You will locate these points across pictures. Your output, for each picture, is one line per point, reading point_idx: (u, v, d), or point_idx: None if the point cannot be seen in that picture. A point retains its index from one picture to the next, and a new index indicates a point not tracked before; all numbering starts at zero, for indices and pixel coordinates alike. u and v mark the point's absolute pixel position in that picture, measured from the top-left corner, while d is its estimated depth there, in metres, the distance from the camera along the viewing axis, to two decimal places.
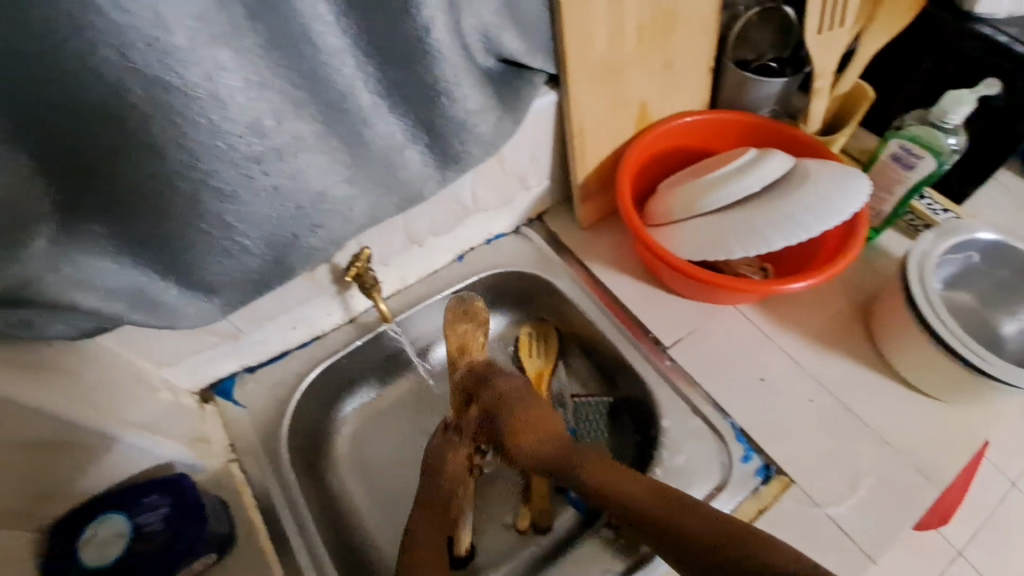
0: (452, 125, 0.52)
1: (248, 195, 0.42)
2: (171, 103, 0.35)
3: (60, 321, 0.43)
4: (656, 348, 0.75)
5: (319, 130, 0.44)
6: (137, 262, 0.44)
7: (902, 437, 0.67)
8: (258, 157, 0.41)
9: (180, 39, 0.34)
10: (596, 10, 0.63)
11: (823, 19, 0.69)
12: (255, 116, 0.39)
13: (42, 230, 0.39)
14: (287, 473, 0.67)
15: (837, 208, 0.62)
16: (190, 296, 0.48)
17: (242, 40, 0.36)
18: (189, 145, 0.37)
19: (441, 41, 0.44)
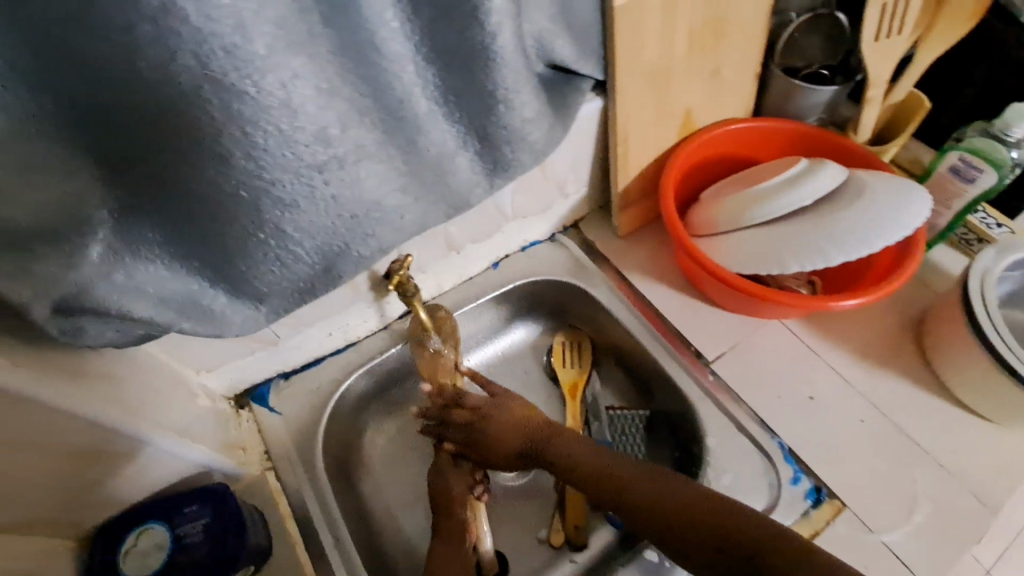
0: (508, 135, 0.51)
1: (308, 204, 0.42)
2: (244, 112, 0.35)
3: (110, 328, 0.42)
4: (698, 362, 0.73)
5: (379, 138, 0.43)
6: (189, 269, 0.44)
7: (958, 462, 0.64)
8: (321, 165, 0.41)
9: (259, 47, 0.33)
10: (649, 16, 0.60)
11: (881, 27, 0.67)
12: (323, 124, 0.39)
13: (98, 235, 0.38)
14: (322, 483, 0.65)
15: (898, 224, 0.60)
16: (237, 304, 0.48)
17: (316, 46, 0.37)
18: (257, 155, 0.38)
19: (506, 48, 0.43)
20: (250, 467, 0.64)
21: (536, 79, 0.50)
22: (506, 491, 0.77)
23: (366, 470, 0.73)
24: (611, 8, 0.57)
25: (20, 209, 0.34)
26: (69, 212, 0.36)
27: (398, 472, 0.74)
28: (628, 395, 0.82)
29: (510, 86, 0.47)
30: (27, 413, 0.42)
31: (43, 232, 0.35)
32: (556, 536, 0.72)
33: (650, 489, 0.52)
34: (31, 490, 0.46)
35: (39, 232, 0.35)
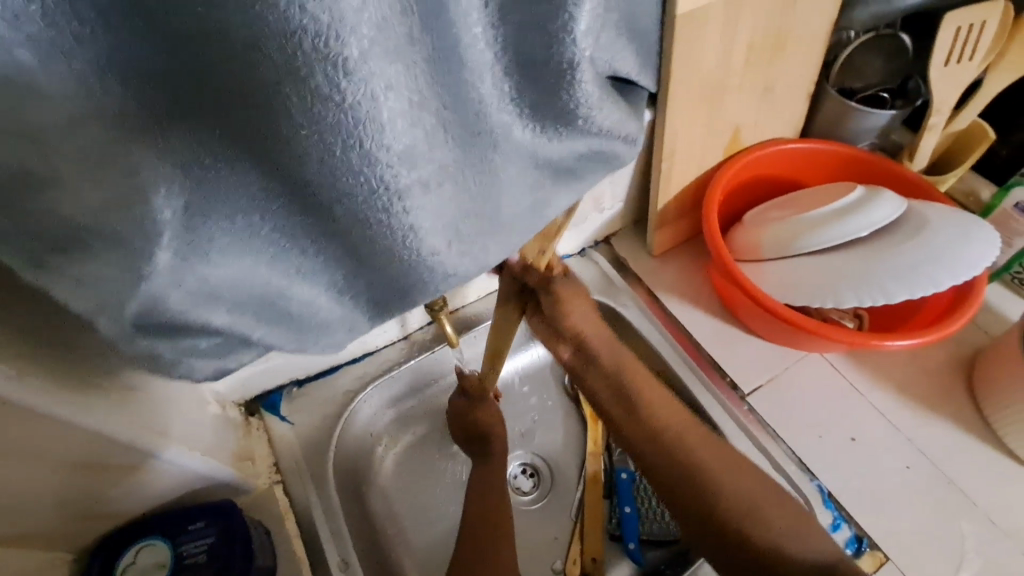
0: (591, 140, 0.46)
1: (381, 231, 0.36)
2: (326, 122, 0.29)
3: (178, 345, 0.37)
4: (733, 393, 0.69)
5: (460, 160, 0.38)
6: (272, 267, 0.37)
7: (1011, 519, 0.60)
8: (403, 190, 0.35)
9: (354, 50, 0.27)
10: (712, 26, 0.57)
11: (953, 51, 0.63)
12: (410, 143, 0.33)
13: (164, 243, 0.30)
14: (332, 500, 0.61)
15: (965, 261, 0.56)
16: (325, 297, 0.42)
17: (410, 52, 0.31)
18: (330, 168, 0.32)
19: (588, 58, 0.39)
20: (258, 480, 0.61)
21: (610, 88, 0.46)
22: (520, 516, 0.74)
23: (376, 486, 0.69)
24: (672, 15, 0.54)
25: (79, 206, 0.28)
26: (130, 210, 0.29)
27: (412, 487, 0.70)
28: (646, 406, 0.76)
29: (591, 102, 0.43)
30: (30, 422, 0.38)
31: (107, 233, 0.29)
32: (572, 568, 0.68)
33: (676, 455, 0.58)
34: (32, 501, 0.42)
35: (99, 233, 0.29)
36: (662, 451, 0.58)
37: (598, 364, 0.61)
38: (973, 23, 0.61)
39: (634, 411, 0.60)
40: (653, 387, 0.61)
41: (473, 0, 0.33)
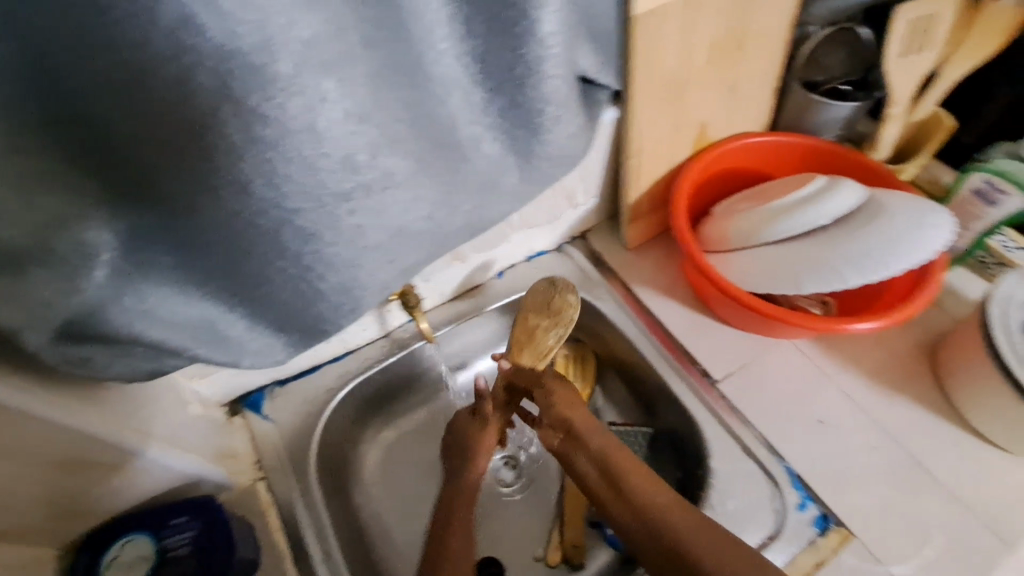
0: (561, 148, 0.47)
1: (332, 237, 0.38)
2: (266, 136, 0.32)
3: (120, 359, 0.41)
4: (705, 381, 0.71)
5: (411, 166, 0.39)
6: (204, 293, 0.41)
7: (976, 494, 0.61)
8: (347, 194, 0.37)
9: (285, 65, 0.30)
10: (670, 26, 0.59)
11: (905, 43, 0.64)
12: (351, 150, 0.35)
13: (101, 260, 0.35)
14: (315, 492, 0.62)
15: (918, 245, 0.58)
16: (258, 332, 0.45)
17: (350, 67, 0.33)
18: (276, 182, 0.34)
19: (553, 60, 0.39)
20: (241, 477, 0.62)
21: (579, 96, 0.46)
22: (501, 508, 0.75)
23: (358, 486, 0.71)
24: (631, 17, 0.55)
25: (21, 228, 0.32)
26: (67, 232, 0.33)
27: (394, 486, 0.72)
28: (627, 399, 0.81)
29: (559, 104, 0.43)
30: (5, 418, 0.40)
31: (41, 253, 0.33)
32: (553, 555, 0.70)
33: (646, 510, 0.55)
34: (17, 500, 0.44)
35: (35, 253, 0.33)
36: (651, 532, 0.54)
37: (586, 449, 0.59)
38: (922, 16, 0.63)
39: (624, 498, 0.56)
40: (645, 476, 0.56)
41: (431, 19, 0.34)
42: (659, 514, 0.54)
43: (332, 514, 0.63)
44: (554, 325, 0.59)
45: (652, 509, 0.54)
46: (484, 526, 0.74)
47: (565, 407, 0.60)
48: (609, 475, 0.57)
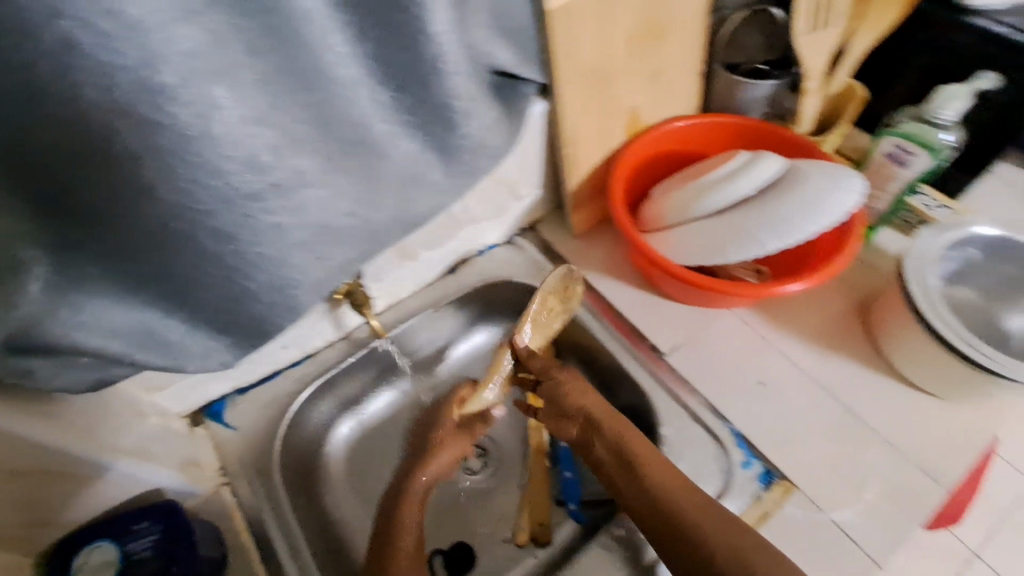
0: (478, 141, 0.49)
1: (254, 237, 0.40)
2: (165, 145, 0.33)
3: (64, 370, 0.42)
4: (653, 355, 0.74)
5: (320, 162, 0.40)
6: (139, 300, 0.42)
7: (907, 439, 0.65)
8: (259, 194, 0.38)
9: (169, 76, 0.31)
10: (584, 18, 0.61)
11: (810, 19, 0.68)
12: (254, 151, 0.36)
13: (33, 276, 0.37)
14: (279, 492, 0.64)
15: (831, 206, 0.62)
16: (199, 334, 0.47)
17: (238, 73, 0.34)
18: (184, 187, 0.35)
19: (449, 53, 0.41)
20: (204, 483, 0.64)
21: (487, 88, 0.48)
22: (469, 495, 0.77)
23: (326, 485, 0.73)
24: (545, 11, 0.58)
25: None
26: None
27: (362, 483, 0.74)
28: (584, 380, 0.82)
29: (467, 98, 0.45)
30: None
31: None
32: (521, 535, 0.72)
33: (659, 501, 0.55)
34: None
35: None
36: (658, 514, 0.55)
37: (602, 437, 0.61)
38: None
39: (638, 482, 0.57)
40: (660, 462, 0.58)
41: (326, 23, 0.35)
42: (672, 504, 0.54)
43: (296, 515, 0.65)
44: (558, 307, 0.70)
45: (664, 497, 0.55)
46: (453, 514, 0.76)
47: (577, 397, 0.64)
48: (622, 465, 0.58)
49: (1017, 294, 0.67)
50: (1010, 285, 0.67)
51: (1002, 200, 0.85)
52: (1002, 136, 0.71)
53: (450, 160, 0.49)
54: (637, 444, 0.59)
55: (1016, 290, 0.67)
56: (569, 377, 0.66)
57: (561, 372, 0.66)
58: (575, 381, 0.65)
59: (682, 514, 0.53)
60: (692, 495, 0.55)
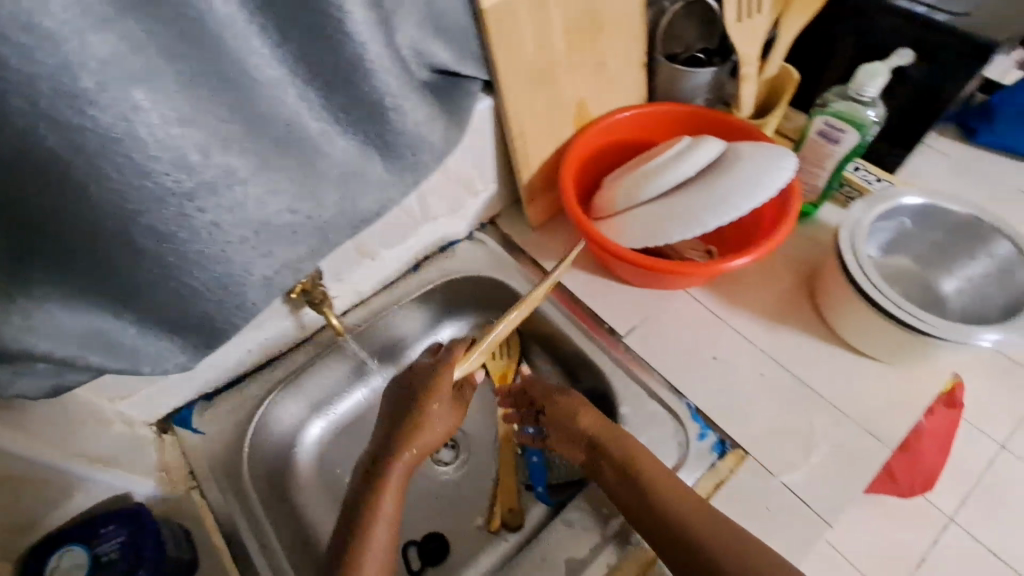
0: (416, 137, 0.52)
1: (191, 236, 0.42)
2: (91, 148, 0.34)
3: (24, 376, 0.44)
4: (612, 338, 0.76)
5: (252, 162, 0.42)
6: (88, 303, 0.43)
7: (852, 403, 0.68)
8: (191, 193, 0.40)
9: (88, 82, 0.32)
10: (521, 15, 0.63)
11: (739, 7, 0.71)
12: (181, 151, 0.38)
13: None
14: (249, 493, 0.65)
15: (766, 185, 0.65)
16: (151, 336, 0.48)
17: (159, 77, 0.35)
18: (114, 188, 0.37)
19: (371, 51, 0.43)
20: (175, 487, 0.65)
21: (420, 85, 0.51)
22: (441, 486, 0.79)
23: (298, 483, 0.75)
24: (481, 10, 0.60)
25: None
26: None
27: (333, 480, 0.77)
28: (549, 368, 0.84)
29: (397, 93, 0.47)
30: None
31: None
32: (493, 521, 0.74)
33: (657, 510, 0.57)
34: None
35: None
36: (681, 545, 0.55)
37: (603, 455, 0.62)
38: None
39: (657, 517, 0.57)
40: (676, 491, 0.58)
41: (247, 27, 0.37)
42: (672, 512, 0.56)
43: (268, 514, 0.66)
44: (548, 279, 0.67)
45: (664, 506, 0.57)
46: (425, 506, 0.77)
47: (576, 417, 0.65)
48: (622, 477, 0.60)
49: (947, 257, 0.71)
50: (940, 250, 0.72)
51: (937, 172, 0.89)
52: (927, 109, 0.75)
53: (392, 155, 0.52)
54: (637, 457, 0.60)
55: (946, 253, 0.71)
56: (567, 398, 0.68)
57: (560, 395, 0.68)
58: (573, 407, 0.66)
59: (681, 521, 0.56)
60: (688, 501, 0.57)
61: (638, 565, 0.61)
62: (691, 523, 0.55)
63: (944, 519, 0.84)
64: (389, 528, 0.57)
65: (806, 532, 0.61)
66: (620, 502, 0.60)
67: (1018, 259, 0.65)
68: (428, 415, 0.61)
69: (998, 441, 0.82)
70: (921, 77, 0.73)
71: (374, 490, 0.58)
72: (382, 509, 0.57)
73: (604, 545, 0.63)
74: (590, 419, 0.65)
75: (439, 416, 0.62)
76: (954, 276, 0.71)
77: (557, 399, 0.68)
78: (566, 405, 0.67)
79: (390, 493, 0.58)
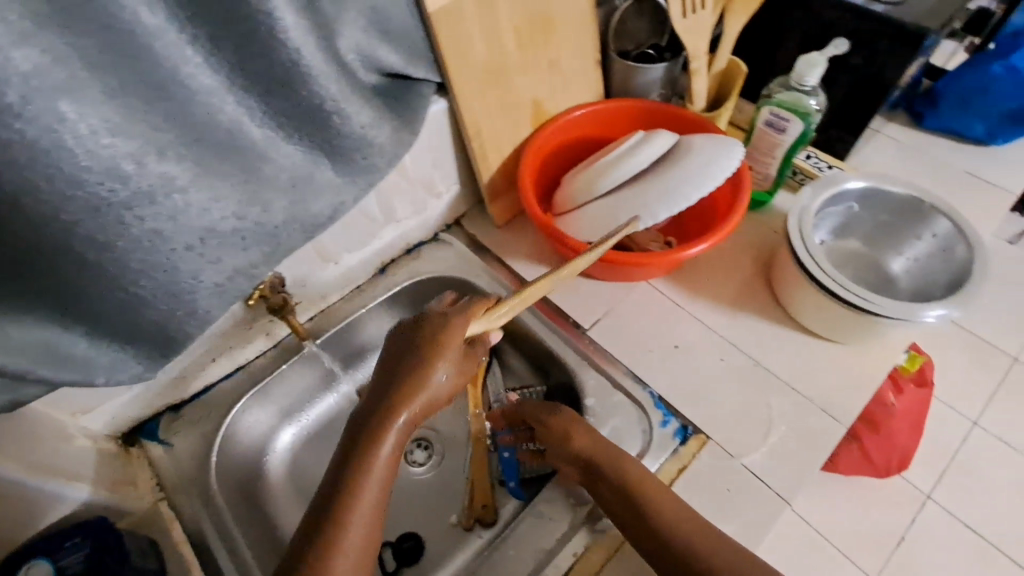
0: (360, 138, 0.55)
1: (131, 244, 0.43)
2: (20, 159, 0.35)
3: None
4: (577, 331, 0.77)
5: (192, 171, 0.44)
6: (35, 315, 0.44)
7: (809, 384, 0.70)
8: (128, 203, 0.41)
9: (12, 96, 0.33)
10: (467, 17, 0.64)
11: (683, 3, 0.73)
12: (113, 160, 0.39)
13: None
14: (217, 501, 0.66)
15: (714, 173, 0.67)
16: (103, 347, 0.48)
17: (83, 88, 0.36)
18: (47, 199, 0.37)
19: (311, 60, 0.46)
20: (141, 501, 0.65)
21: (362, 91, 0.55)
22: (415, 487, 0.79)
23: (269, 491, 0.75)
24: (427, 14, 0.60)
25: None
26: None
27: (305, 486, 0.76)
28: (519, 365, 0.85)
29: (337, 97, 0.51)
30: None
31: None
32: (465, 518, 0.75)
33: (654, 527, 0.56)
34: None
35: None
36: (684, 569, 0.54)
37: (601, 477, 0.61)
38: None
39: (658, 541, 0.55)
40: (675, 509, 0.57)
41: (178, 41, 0.40)
42: (669, 530, 0.56)
43: (237, 522, 0.67)
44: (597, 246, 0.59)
45: (661, 523, 0.56)
46: (398, 506, 0.78)
47: (570, 438, 0.63)
48: (617, 495, 0.59)
49: (895, 238, 0.74)
50: (888, 231, 0.74)
51: (888, 158, 0.92)
52: (869, 96, 0.77)
53: (339, 160, 0.55)
54: (634, 477, 0.59)
55: (893, 234, 0.74)
56: (562, 417, 0.65)
57: (553, 415, 0.66)
58: (566, 427, 0.64)
59: (679, 538, 0.55)
60: (684, 517, 0.56)
61: (604, 550, 0.62)
62: (689, 540, 0.55)
63: (922, 496, 0.94)
64: (374, 505, 0.49)
65: (764, 510, 0.62)
66: (621, 526, 0.59)
67: (956, 236, 0.67)
68: (430, 381, 0.52)
69: (971, 419, 0.96)
70: (859, 65, 0.76)
71: (369, 452, 0.49)
72: (368, 485, 0.49)
73: (572, 532, 0.64)
74: (586, 439, 0.63)
75: (443, 382, 0.52)
76: (901, 256, 0.74)
77: (547, 418, 0.66)
78: (558, 424, 0.65)
79: (378, 469, 0.49)
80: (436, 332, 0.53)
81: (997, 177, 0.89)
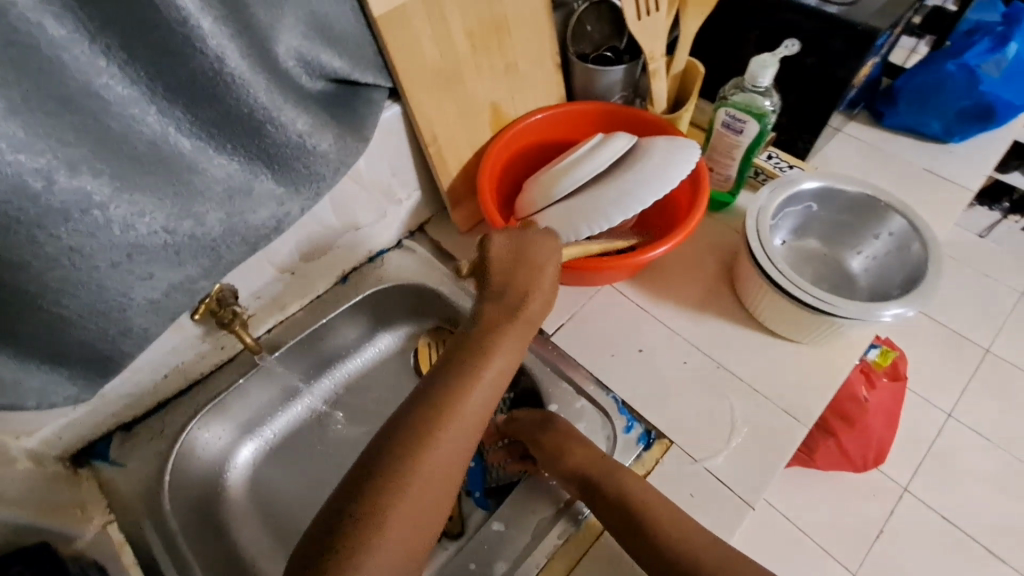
0: (298, 147, 0.55)
1: (48, 262, 0.42)
2: None
3: None
4: (540, 337, 0.76)
5: (114, 184, 0.44)
6: None
7: (772, 383, 0.70)
8: (42, 222, 0.41)
9: None
10: (416, 22, 0.63)
11: (637, 6, 0.72)
12: (19, 176, 0.38)
13: None
14: (169, 521, 0.64)
15: (671, 174, 0.66)
16: (29, 368, 0.47)
17: None
18: None
19: (237, 69, 0.47)
20: (86, 526, 0.62)
21: (303, 98, 0.54)
22: None
23: (227, 509, 0.72)
24: (373, 19, 0.59)
25: None
26: None
27: (266, 502, 0.74)
28: None
29: (270, 105, 0.51)
30: None
31: None
32: None
33: (651, 531, 0.56)
34: None
35: None
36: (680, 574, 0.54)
37: (595, 489, 0.60)
38: None
39: (655, 549, 0.55)
40: (666, 514, 0.57)
41: (90, 55, 0.40)
42: (664, 530, 0.56)
43: (189, 540, 0.65)
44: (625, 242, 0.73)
45: (657, 527, 0.56)
46: None
47: (569, 449, 0.63)
48: (610, 505, 0.58)
49: (853, 236, 0.74)
50: (845, 229, 0.75)
51: (849, 156, 0.92)
52: (827, 94, 0.77)
53: (279, 170, 0.55)
54: (628, 487, 0.59)
55: (851, 233, 0.74)
56: (559, 428, 0.66)
57: (552, 427, 0.66)
58: (563, 440, 0.64)
59: (675, 540, 0.55)
60: (678, 520, 0.57)
61: (569, 560, 0.61)
62: (684, 540, 0.55)
63: (900, 490, 1.06)
64: (489, 393, 0.48)
65: (726, 514, 0.62)
66: (625, 542, 0.58)
67: (910, 233, 0.68)
68: (542, 289, 0.55)
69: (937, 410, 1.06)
70: (815, 64, 0.76)
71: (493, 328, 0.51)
72: (492, 369, 0.49)
73: (534, 543, 0.62)
74: (581, 450, 0.63)
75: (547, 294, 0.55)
76: (859, 254, 0.74)
77: (543, 431, 0.66)
78: (555, 438, 0.64)
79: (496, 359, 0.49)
80: (544, 249, 0.57)
81: (954, 174, 0.90)
